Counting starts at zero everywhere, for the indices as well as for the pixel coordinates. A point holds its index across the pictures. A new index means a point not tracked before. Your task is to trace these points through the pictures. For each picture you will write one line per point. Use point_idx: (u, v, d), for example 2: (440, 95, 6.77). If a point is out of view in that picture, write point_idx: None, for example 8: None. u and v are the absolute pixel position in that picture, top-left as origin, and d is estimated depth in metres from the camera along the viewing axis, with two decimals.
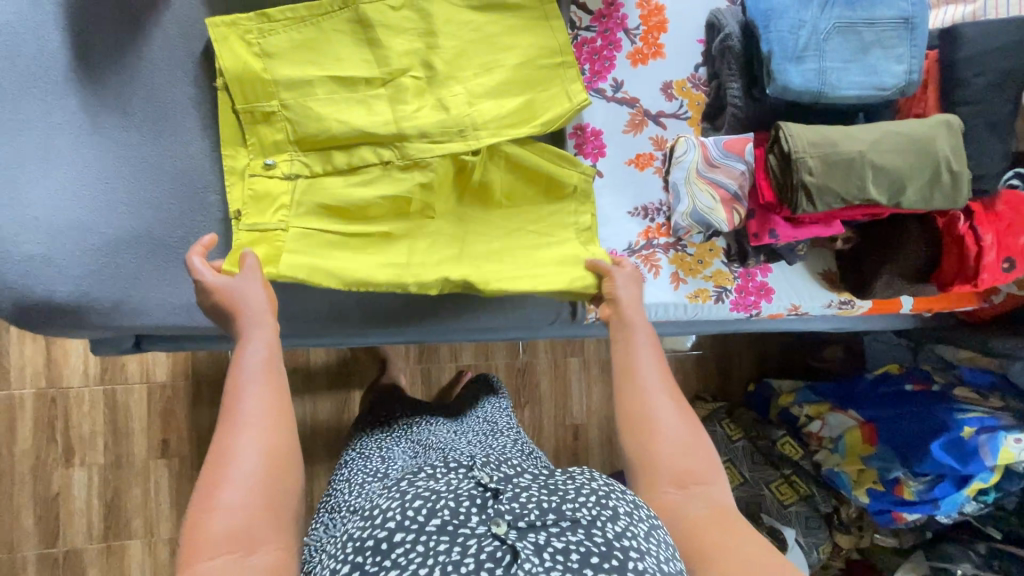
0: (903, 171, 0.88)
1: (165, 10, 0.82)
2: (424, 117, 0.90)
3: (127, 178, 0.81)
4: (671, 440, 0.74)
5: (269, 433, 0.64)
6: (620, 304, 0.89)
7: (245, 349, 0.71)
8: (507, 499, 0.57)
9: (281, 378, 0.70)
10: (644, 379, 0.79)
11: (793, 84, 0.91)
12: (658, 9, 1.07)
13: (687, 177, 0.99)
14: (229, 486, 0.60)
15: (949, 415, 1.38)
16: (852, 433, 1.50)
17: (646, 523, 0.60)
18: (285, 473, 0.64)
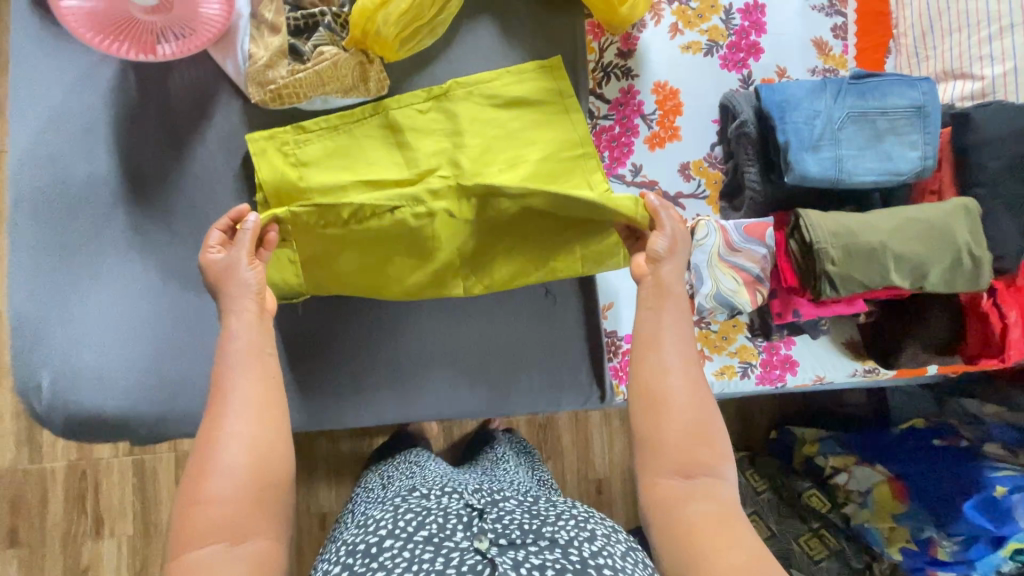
0: (924, 257, 0.89)
1: (207, 128, 0.86)
2: (463, 210, 0.91)
3: (170, 290, 0.83)
4: (687, 423, 0.74)
5: (258, 421, 0.68)
6: (665, 264, 0.81)
7: (229, 335, 0.72)
8: (490, 519, 0.74)
9: (271, 371, 0.73)
10: (664, 360, 0.76)
11: (811, 173, 0.93)
12: (673, 93, 1.10)
13: (709, 260, 1.01)
14: (217, 477, 0.65)
15: (981, 472, 1.38)
16: (881, 487, 1.45)
17: (623, 545, 0.74)
18: (274, 460, 0.68)
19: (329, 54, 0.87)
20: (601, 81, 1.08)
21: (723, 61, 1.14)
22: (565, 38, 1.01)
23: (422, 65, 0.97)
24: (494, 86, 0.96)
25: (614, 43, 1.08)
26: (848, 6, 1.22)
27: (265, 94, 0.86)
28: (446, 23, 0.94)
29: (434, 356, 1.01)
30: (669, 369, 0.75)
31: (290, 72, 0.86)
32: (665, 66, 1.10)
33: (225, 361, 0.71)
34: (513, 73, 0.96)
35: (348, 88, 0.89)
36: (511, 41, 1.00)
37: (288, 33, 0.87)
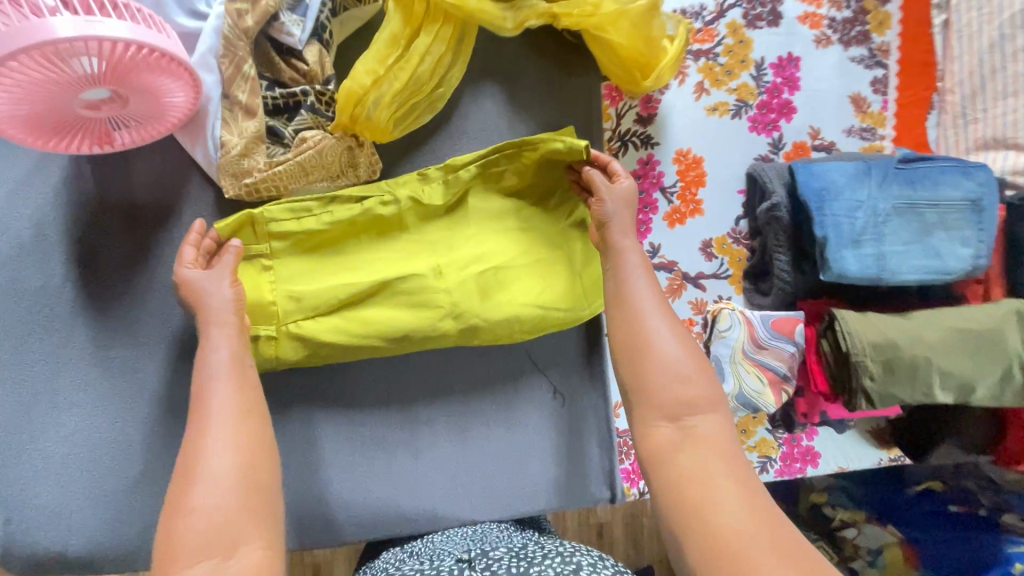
0: (973, 373, 0.81)
1: (176, 225, 0.76)
2: (428, 193, 0.81)
3: (135, 411, 0.75)
4: (664, 359, 0.67)
5: (239, 423, 0.61)
6: (611, 227, 0.76)
7: (211, 355, 0.66)
8: None
9: (251, 376, 0.66)
10: (637, 300, 0.71)
11: (849, 272, 0.84)
12: (696, 161, 1.00)
13: (732, 355, 0.94)
14: (206, 480, 0.56)
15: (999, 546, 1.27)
16: (893, 549, 1.31)
17: (612, 569, 0.63)
18: (261, 457, 0.60)
19: (313, 140, 0.76)
20: (617, 151, 0.98)
21: (753, 124, 1.03)
22: (579, 108, 0.91)
23: (419, 142, 0.86)
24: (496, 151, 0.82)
25: (633, 107, 0.98)
26: (890, 56, 1.10)
27: (241, 188, 0.76)
28: (446, 96, 0.83)
29: (428, 469, 0.88)
30: (644, 318, 0.70)
31: (270, 164, 0.76)
32: (687, 132, 1.00)
33: (203, 370, 0.65)
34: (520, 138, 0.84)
35: (335, 175, 0.80)
36: (519, 111, 0.89)
37: (265, 113, 0.76)
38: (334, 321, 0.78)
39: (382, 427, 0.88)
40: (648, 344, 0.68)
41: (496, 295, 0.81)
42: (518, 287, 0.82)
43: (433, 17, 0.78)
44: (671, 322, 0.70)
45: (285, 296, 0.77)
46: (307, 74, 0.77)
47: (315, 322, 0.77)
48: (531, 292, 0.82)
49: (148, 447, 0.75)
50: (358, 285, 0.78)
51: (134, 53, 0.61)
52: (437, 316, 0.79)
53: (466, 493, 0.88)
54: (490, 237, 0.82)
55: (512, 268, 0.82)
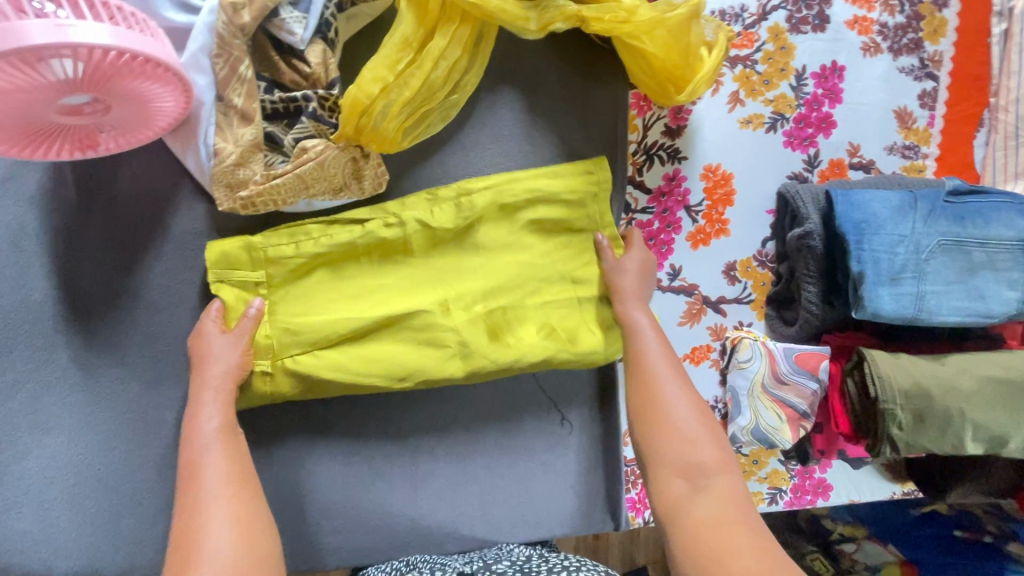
0: (1007, 428, 0.77)
1: (165, 239, 0.71)
2: (439, 217, 0.76)
3: (121, 435, 0.71)
4: (678, 422, 0.68)
5: (234, 495, 0.62)
6: (618, 299, 0.79)
7: (201, 423, 0.66)
8: None
9: (240, 445, 0.67)
10: (649, 363, 0.73)
11: (884, 312, 0.78)
12: (726, 178, 0.93)
13: (751, 389, 0.90)
14: (207, 551, 0.57)
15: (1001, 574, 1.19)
16: (891, 568, 1.26)
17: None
18: (252, 514, 0.61)
19: (313, 150, 0.70)
20: (642, 166, 0.91)
21: (788, 138, 0.96)
22: (604, 118, 0.84)
23: (429, 151, 0.80)
24: (523, 185, 0.78)
25: (661, 117, 0.91)
26: (942, 67, 1.01)
27: (235, 201, 0.70)
28: (460, 103, 0.76)
29: (425, 497, 0.84)
30: (657, 381, 0.71)
31: (267, 176, 0.70)
32: (717, 147, 0.93)
33: (193, 437, 0.65)
34: (547, 171, 0.79)
35: (338, 188, 0.73)
36: (538, 121, 0.82)
37: (263, 118, 0.70)
38: (335, 355, 0.72)
39: (378, 453, 0.83)
40: (660, 410, 0.69)
41: (508, 337, 0.76)
42: (528, 324, 0.78)
43: (449, 17, 0.70)
44: (684, 383, 0.72)
45: (281, 325, 0.72)
46: (310, 76, 0.70)
47: (310, 355, 0.72)
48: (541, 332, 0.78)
49: (136, 471, 0.72)
50: (357, 318, 0.73)
51: (113, 58, 0.55)
52: (441, 358, 0.74)
53: (464, 522, 0.85)
54: (506, 270, 0.77)
55: (519, 307, 0.77)
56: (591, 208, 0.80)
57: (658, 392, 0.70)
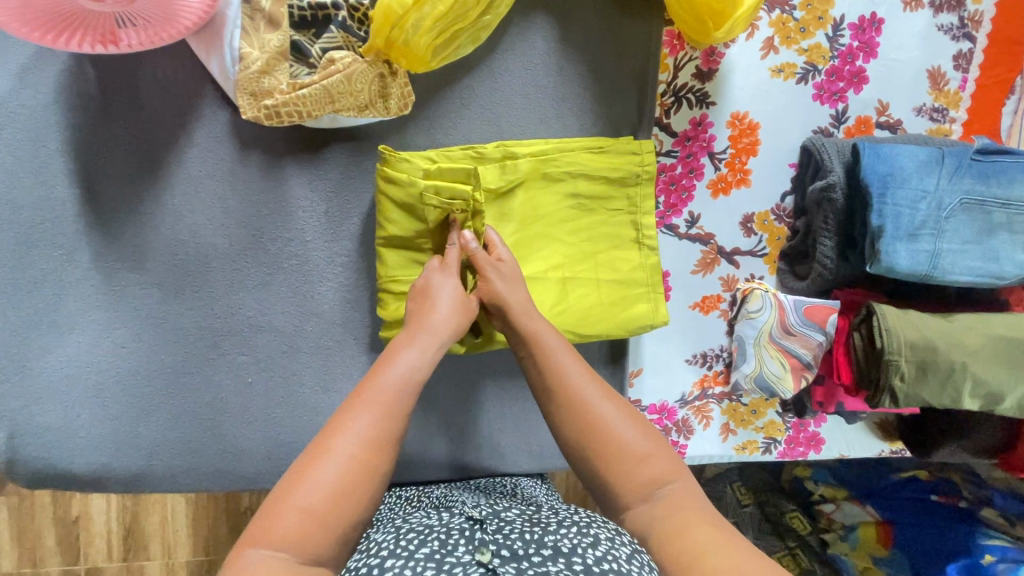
0: (1006, 385, 0.79)
1: (187, 145, 0.71)
2: (481, 174, 0.77)
3: (141, 339, 0.72)
4: (621, 441, 0.62)
5: (367, 445, 0.53)
6: (514, 311, 0.69)
7: (389, 362, 0.59)
8: (491, 530, 0.57)
9: (411, 405, 0.58)
10: (580, 391, 0.64)
11: (899, 266, 0.79)
12: (751, 128, 0.92)
13: (758, 338, 0.91)
14: (314, 481, 0.51)
15: (971, 536, 1.25)
16: (867, 527, 1.32)
17: (629, 547, 0.56)
18: (375, 464, 0.53)
19: (342, 62, 0.69)
20: (670, 108, 0.89)
21: (818, 91, 0.94)
22: (636, 53, 0.83)
23: (456, 75, 0.78)
24: (566, 158, 0.80)
25: (693, 59, 0.89)
26: (981, 28, 0.99)
27: (260, 110, 0.68)
28: (492, 25, 0.73)
29: (436, 421, 0.87)
30: (586, 403, 0.63)
31: (292, 86, 0.68)
32: (747, 94, 0.91)
33: (381, 376, 0.58)
34: (593, 146, 0.81)
35: (363, 106, 0.71)
36: (570, 53, 0.81)
37: (290, 26, 0.68)
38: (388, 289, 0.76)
39: None
40: (603, 428, 0.62)
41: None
42: (543, 295, 0.81)
43: None
44: (611, 396, 0.65)
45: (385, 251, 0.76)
46: None
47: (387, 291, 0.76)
48: (561, 299, 0.82)
49: (155, 376, 0.73)
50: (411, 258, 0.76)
51: None
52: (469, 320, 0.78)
53: (471, 448, 0.87)
54: (534, 241, 0.81)
55: (539, 278, 0.81)
56: (632, 189, 0.83)
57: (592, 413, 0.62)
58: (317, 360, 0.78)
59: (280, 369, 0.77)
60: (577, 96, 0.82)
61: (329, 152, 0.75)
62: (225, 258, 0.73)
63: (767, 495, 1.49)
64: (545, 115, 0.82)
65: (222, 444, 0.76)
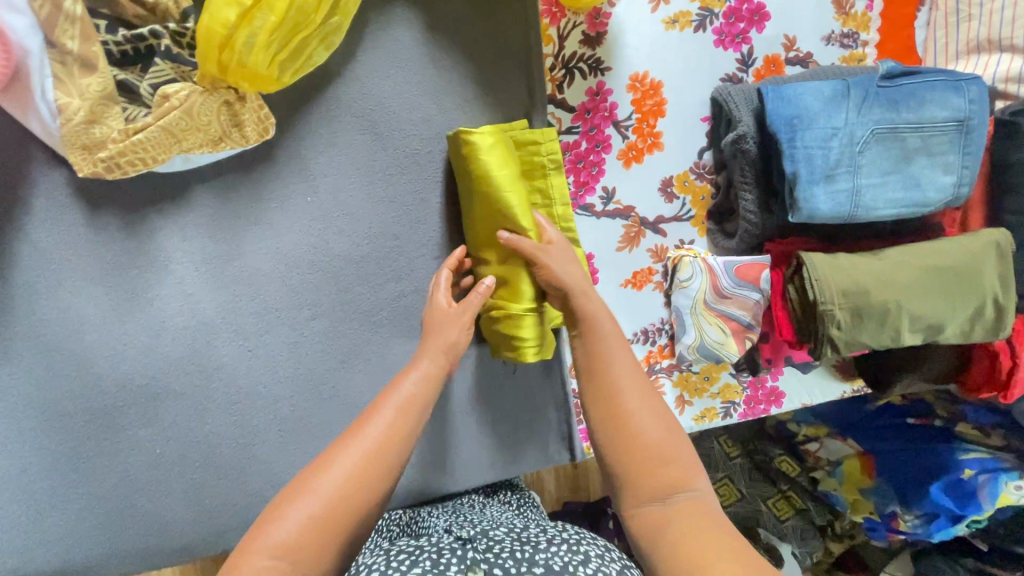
0: (942, 315, 0.77)
1: (27, 216, 0.64)
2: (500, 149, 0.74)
3: (27, 432, 0.67)
4: (642, 440, 0.61)
5: (369, 457, 0.57)
6: (574, 293, 0.72)
7: (400, 382, 0.65)
8: (480, 548, 0.53)
9: (413, 429, 0.61)
10: (613, 381, 0.65)
11: (820, 211, 0.76)
12: (654, 87, 0.87)
13: (693, 307, 0.87)
14: (322, 482, 0.54)
15: (949, 453, 1.25)
16: (851, 461, 1.34)
17: (619, 564, 0.54)
18: (371, 479, 0.56)
19: (178, 97, 0.61)
20: (562, 82, 0.83)
21: (719, 37, 0.89)
22: (513, 32, 0.78)
23: (318, 86, 0.71)
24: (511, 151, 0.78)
25: (577, 25, 0.82)
26: None
27: (95, 164, 0.61)
28: (343, 26, 0.67)
29: None
30: (616, 393, 0.64)
31: (126, 132, 0.61)
32: (644, 52, 0.86)
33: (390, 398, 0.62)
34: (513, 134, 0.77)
35: (216, 139, 0.65)
36: (440, 42, 0.75)
37: (109, 64, 0.61)
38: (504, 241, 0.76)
39: None
40: (631, 420, 0.62)
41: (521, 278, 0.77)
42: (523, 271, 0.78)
43: None
44: (645, 394, 0.64)
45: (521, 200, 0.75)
46: (155, 8, 0.61)
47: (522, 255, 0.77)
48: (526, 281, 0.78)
49: (54, 466, 0.68)
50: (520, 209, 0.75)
51: None
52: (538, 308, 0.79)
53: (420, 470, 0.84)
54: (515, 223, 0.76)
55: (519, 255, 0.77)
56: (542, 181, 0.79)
57: (623, 404, 0.63)
58: (230, 415, 0.73)
59: (192, 433, 0.72)
60: (457, 88, 0.77)
61: (193, 194, 0.69)
62: (102, 330, 0.67)
63: (754, 443, 1.49)
64: (428, 113, 0.76)
65: (145, 521, 0.71)
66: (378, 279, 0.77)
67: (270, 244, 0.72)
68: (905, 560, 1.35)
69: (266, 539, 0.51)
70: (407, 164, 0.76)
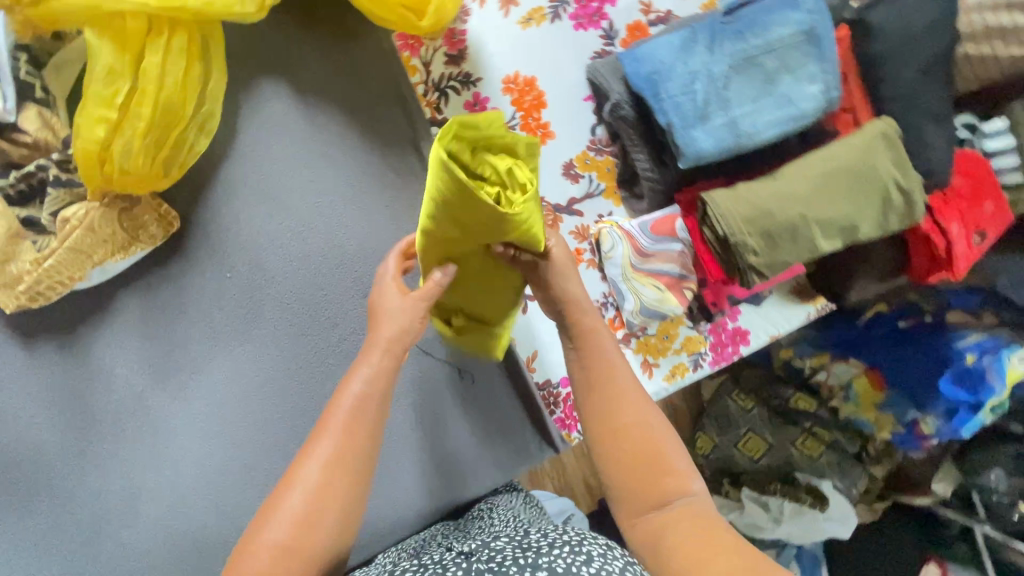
0: (851, 214, 0.78)
1: None
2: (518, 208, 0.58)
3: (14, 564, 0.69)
4: (641, 448, 0.62)
5: (330, 468, 0.57)
6: (571, 309, 0.70)
7: (347, 385, 0.62)
8: (480, 559, 0.53)
9: (361, 456, 0.59)
10: (615, 382, 0.66)
11: (706, 150, 0.78)
12: (529, 83, 0.91)
13: (624, 273, 0.89)
14: (283, 512, 0.56)
15: (948, 345, 1.24)
16: (860, 381, 1.35)
17: (623, 559, 0.54)
18: (333, 494, 0.57)
19: (76, 217, 0.67)
20: (438, 103, 0.89)
21: (576, 21, 0.93)
22: (379, 72, 0.83)
23: (210, 171, 0.76)
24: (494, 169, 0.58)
25: (437, 49, 0.88)
26: None
27: (19, 297, 0.66)
28: (215, 112, 0.72)
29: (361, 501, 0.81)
30: (610, 395, 0.65)
31: (37, 261, 0.66)
32: (509, 54, 0.90)
33: (337, 403, 0.60)
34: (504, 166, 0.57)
35: (125, 246, 0.70)
36: (312, 99, 0.80)
37: (9, 204, 0.66)
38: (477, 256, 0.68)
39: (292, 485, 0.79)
40: (627, 430, 0.63)
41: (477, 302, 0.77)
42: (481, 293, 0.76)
43: (156, 32, 0.67)
44: (644, 403, 0.65)
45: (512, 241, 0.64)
46: (37, 144, 0.66)
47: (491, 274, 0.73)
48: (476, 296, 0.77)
49: None
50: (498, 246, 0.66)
51: None
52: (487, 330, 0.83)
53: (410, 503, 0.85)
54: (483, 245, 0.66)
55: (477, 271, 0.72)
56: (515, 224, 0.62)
57: (617, 413, 0.64)
58: (199, 497, 0.74)
59: (167, 526, 0.72)
60: (342, 135, 0.81)
61: (119, 299, 0.73)
62: (62, 448, 0.70)
63: (765, 390, 1.48)
64: (318, 164, 0.79)
65: None
66: (312, 331, 0.79)
67: (202, 324, 0.75)
68: (950, 467, 1.32)
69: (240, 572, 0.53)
70: (311, 218, 0.79)
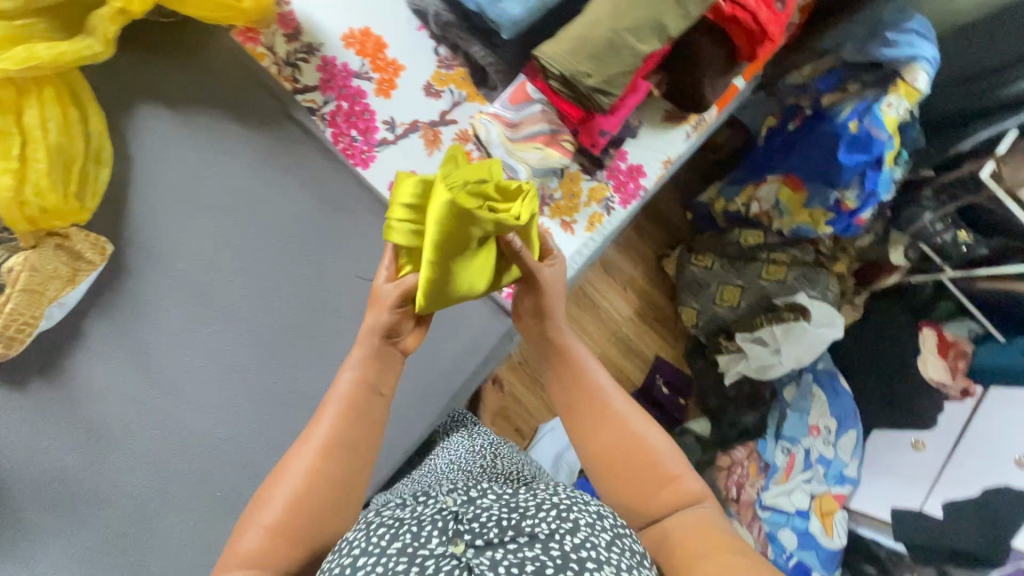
0: (654, 14, 0.90)
1: None
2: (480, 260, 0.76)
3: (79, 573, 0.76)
4: (644, 448, 0.69)
5: (327, 450, 0.63)
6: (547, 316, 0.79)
7: (340, 376, 0.69)
8: (467, 517, 0.50)
9: (360, 437, 0.66)
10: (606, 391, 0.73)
11: (516, 14, 0.90)
12: (365, 33, 1.03)
13: (506, 150, 1.00)
14: (285, 484, 0.61)
15: (831, 123, 1.32)
16: (782, 191, 1.44)
17: (609, 531, 0.51)
18: (331, 470, 0.62)
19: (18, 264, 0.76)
20: (294, 76, 1.00)
21: None
22: (233, 68, 0.95)
23: (120, 195, 0.86)
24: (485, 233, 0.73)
25: (275, 32, 1.00)
26: None
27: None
28: (104, 143, 0.83)
29: None
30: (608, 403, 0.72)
31: None
32: (338, 15, 1.02)
33: (335, 392, 0.68)
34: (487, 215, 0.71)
35: (71, 277, 0.80)
36: (185, 108, 0.91)
37: None
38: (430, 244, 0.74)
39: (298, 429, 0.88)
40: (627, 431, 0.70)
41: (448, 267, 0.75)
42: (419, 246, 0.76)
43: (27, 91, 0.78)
44: (645, 416, 0.71)
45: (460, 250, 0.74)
46: None
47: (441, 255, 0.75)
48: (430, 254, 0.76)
49: None
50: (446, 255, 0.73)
51: None
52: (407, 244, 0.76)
53: (409, 414, 0.95)
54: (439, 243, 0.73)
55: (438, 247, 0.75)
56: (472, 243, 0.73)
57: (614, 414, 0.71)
58: (223, 464, 0.84)
59: (206, 497, 0.82)
60: (222, 129, 0.92)
61: (85, 325, 0.82)
62: (84, 462, 0.79)
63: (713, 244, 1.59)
64: (212, 159, 0.90)
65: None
66: (261, 294, 0.89)
67: (164, 320, 0.85)
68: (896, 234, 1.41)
69: (248, 529, 0.59)
70: (224, 207, 0.90)
